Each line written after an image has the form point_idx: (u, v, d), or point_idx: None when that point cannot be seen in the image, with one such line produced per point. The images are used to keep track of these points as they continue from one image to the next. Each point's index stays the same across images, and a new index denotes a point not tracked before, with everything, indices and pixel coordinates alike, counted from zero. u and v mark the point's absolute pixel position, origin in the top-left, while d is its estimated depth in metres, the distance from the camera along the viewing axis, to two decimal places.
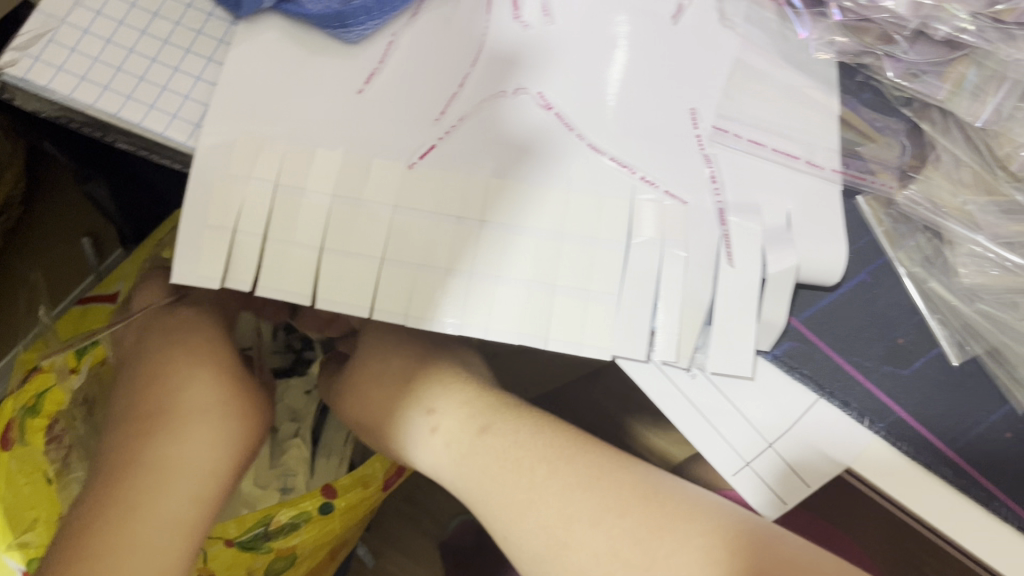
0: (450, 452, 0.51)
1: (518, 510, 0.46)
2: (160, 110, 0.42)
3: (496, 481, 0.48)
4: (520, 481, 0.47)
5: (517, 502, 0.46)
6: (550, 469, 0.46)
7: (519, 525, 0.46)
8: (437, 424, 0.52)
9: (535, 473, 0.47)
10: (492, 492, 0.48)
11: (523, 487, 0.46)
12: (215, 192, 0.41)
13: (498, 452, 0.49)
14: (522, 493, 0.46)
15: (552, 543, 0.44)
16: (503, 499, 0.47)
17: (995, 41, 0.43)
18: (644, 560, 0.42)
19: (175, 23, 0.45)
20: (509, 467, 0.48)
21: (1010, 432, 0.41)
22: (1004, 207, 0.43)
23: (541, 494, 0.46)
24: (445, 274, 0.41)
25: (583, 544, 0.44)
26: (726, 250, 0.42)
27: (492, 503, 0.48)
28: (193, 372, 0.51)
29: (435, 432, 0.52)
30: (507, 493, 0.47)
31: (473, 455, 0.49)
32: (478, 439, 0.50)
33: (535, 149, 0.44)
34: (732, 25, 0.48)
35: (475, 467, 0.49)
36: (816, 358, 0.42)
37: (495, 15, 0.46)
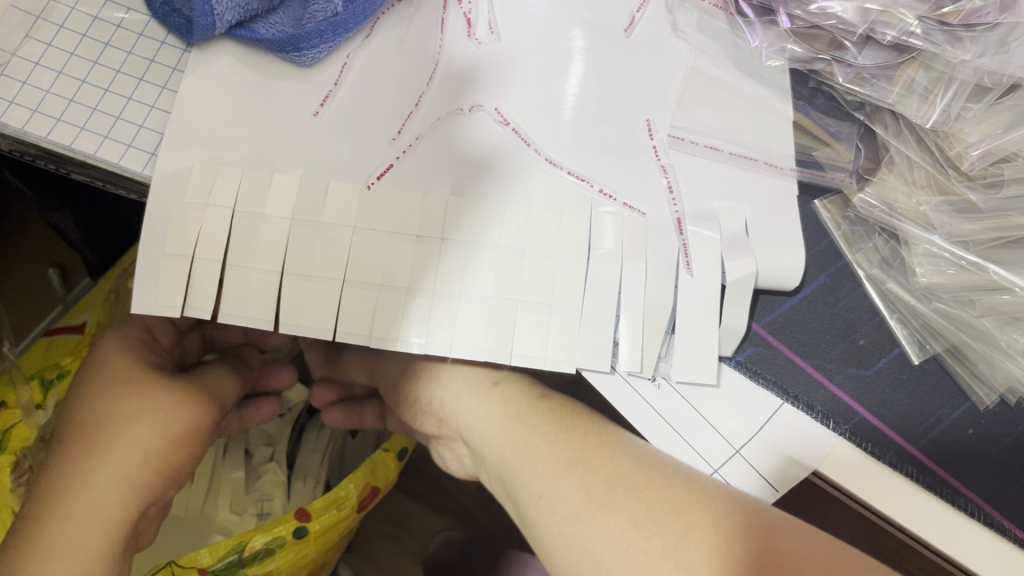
0: (506, 405, 0.45)
1: (560, 467, 0.41)
2: (115, 140, 0.42)
3: (548, 436, 0.43)
4: (569, 440, 0.42)
5: (561, 461, 0.41)
6: (600, 437, 0.42)
7: (557, 481, 0.40)
8: (502, 380, 0.47)
9: (586, 437, 0.42)
10: (541, 445, 0.42)
11: (569, 445, 0.42)
12: (172, 220, 0.41)
13: (551, 415, 0.44)
14: (567, 451, 0.41)
15: (591, 504, 0.38)
16: (549, 452, 0.42)
17: (943, 43, 0.41)
18: (681, 527, 0.36)
19: (127, 51, 0.44)
20: (563, 427, 0.43)
21: (972, 429, 0.43)
22: (957, 206, 0.42)
23: (579, 457, 0.41)
24: (407, 294, 0.41)
25: (622, 507, 0.37)
26: (685, 259, 0.42)
27: (536, 456, 0.42)
28: (137, 390, 0.44)
29: (495, 386, 0.46)
30: (551, 448, 0.42)
31: (528, 413, 0.45)
32: (535, 402, 0.45)
33: (493, 165, 0.44)
34: (685, 36, 0.48)
35: (529, 421, 0.44)
36: (778, 361, 0.43)
37: (448, 34, 0.47)
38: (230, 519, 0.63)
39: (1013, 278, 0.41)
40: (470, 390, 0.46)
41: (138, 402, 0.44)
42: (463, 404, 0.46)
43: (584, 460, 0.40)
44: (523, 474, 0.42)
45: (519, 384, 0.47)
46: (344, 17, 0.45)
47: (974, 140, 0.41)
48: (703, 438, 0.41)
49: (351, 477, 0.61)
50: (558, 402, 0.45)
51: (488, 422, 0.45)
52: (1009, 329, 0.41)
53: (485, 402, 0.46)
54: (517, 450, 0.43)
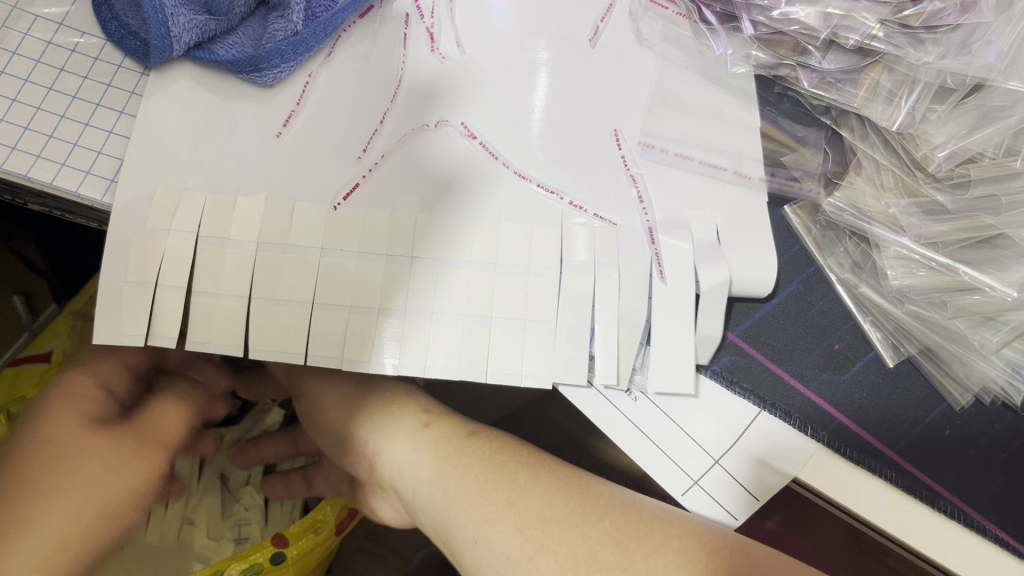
0: (436, 447, 0.47)
1: (493, 508, 0.41)
2: (73, 168, 0.41)
3: (479, 479, 0.43)
4: (499, 479, 0.43)
5: (493, 504, 0.41)
6: (529, 475, 0.43)
7: (491, 524, 0.40)
8: (433, 422, 0.49)
9: (515, 476, 0.43)
10: (472, 488, 0.43)
11: (501, 485, 0.42)
12: (135, 246, 0.40)
13: (483, 453, 0.45)
14: (499, 492, 0.42)
15: (529, 544, 0.39)
16: (479, 495, 0.42)
17: (904, 46, 0.41)
18: (621, 561, 0.36)
19: (83, 76, 0.43)
20: (490, 466, 0.44)
21: (949, 429, 0.43)
22: (925, 208, 0.42)
23: (512, 496, 0.41)
24: (378, 315, 0.40)
25: (560, 545, 0.38)
26: (659, 268, 0.42)
27: (465, 502, 0.42)
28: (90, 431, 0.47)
29: (427, 427, 0.49)
30: (480, 490, 0.42)
31: (459, 453, 0.46)
32: (462, 441, 0.47)
33: (460, 180, 0.43)
34: (650, 45, 0.48)
35: (459, 464, 0.45)
36: (754, 369, 0.43)
37: (412, 50, 0.46)
38: (207, 546, 0.63)
39: (983, 277, 0.41)
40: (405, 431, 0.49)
41: (55, 470, 0.44)
42: (396, 446, 0.49)
43: (516, 500, 0.41)
44: (456, 521, 0.42)
45: (450, 426, 0.49)
46: (305, 35, 0.44)
47: (940, 142, 0.41)
48: (686, 453, 0.42)
49: (326, 501, 0.61)
50: (487, 440, 0.46)
51: (419, 468, 0.47)
52: (982, 329, 0.41)
53: (416, 447, 0.48)
54: (446, 499, 0.43)
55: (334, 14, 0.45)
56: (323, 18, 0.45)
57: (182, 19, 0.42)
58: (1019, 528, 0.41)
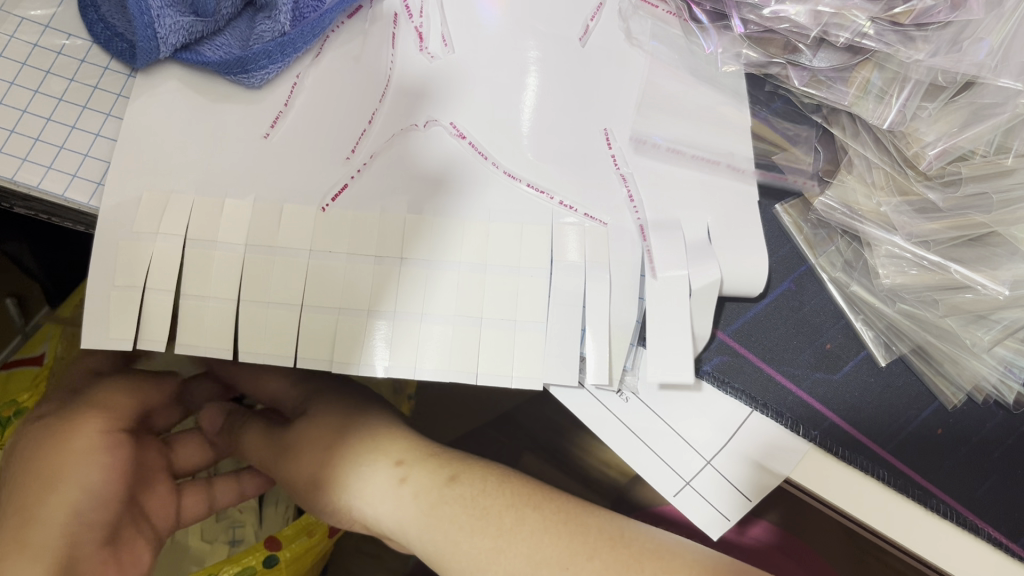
0: (418, 501, 0.47)
1: (485, 560, 0.44)
2: (59, 171, 0.41)
3: (467, 528, 0.45)
4: (485, 527, 0.45)
5: (485, 553, 0.44)
6: (515, 514, 0.45)
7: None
8: (409, 473, 0.49)
9: (502, 519, 0.45)
10: (461, 539, 0.45)
11: (489, 531, 0.45)
12: (121, 251, 0.40)
13: (466, 498, 0.47)
14: (487, 539, 0.44)
15: None
16: (470, 545, 0.44)
17: (896, 44, 0.40)
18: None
19: (69, 79, 0.43)
20: (475, 516, 0.46)
21: (941, 428, 0.42)
22: (917, 206, 0.42)
23: (501, 543, 0.44)
24: (367, 317, 0.40)
25: None
26: (649, 265, 0.42)
27: (459, 553, 0.45)
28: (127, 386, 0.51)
29: (405, 478, 0.49)
30: (470, 540, 0.45)
31: (440, 504, 0.47)
32: (445, 485, 0.48)
33: (449, 180, 0.43)
34: (639, 44, 0.48)
35: (441, 516, 0.46)
36: (746, 369, 0.43)
37: (401, 50, 0.46)
38: (202, 548, 0.63)
39: (975, 276, 0.41)
40: (384, 486, 0.49)
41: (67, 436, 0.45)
42: (377, 505, 0.49)
43: (506, 546, 0.44)
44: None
45: (427, 473, 0.49)
46: (293, 36, 0.44)
47: (931, 139, 0.41)
48: (676, 451, 0.42)
49: None
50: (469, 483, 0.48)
51: (405, 524, 0.47)
52: (974, 327, 0.41)
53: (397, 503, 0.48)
54: (439, 551, 0.46)
55: (321, 15, 0.44)
56: (311, 18, 0.44)
57: (168, 21, 0.41)
58: (1012, 527, 0.41)
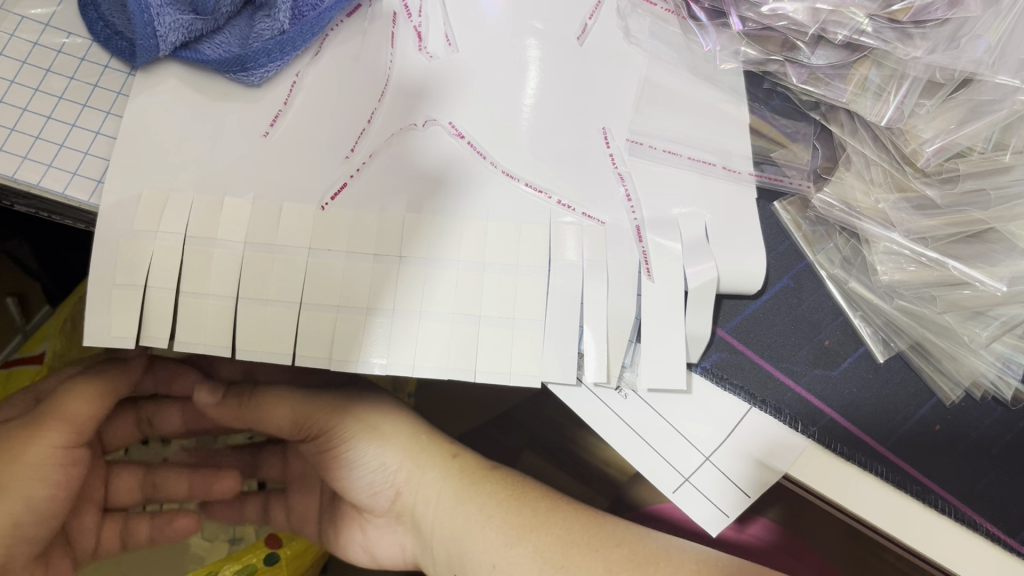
0: (460, 477, 0.50)
1: (515, 532, 0.45)
2: (60, 169, 0.41)
3: (502, 505, 0.47)
4: (520, 508, 0.47)
5: (511, 529, 0.46)
6: (549, 505, 0.47)
7: (513, 547, 0.45)
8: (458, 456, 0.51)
9: (537, 505, 0.47)
10: (494, 514, 0.47)
11: (522, 511, 0.47)
12: (122, 249, 0.40)
13: (504, 484, 0.49)
14: (519, 517, 0.46)
15: (549, 565, 0.44)
16: (502, 519, 0.46)
17: (893, 41, 0.41)
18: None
19: (69, 77, 0.43)
20: (511, 496, 0.48)
21: (939, 424, 0.42)
22: (915, 203, 0.42)
23: (530, 523, 0.46)
24: (366, 314, 0.40)
25: (579, 567, 0.43)
26: (646, 266, 0.42)
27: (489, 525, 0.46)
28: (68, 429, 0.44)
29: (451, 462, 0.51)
30: (503, 515, 0.47)
31: (481, 482, 0.49)
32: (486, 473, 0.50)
33: (449, 178, 0.43)
34: (638, 42, 0.48)
35: (481, 492, 0.48)
36: (744, 367, 0.43)
37: (400, 48, 0.46)
38: (203, 547, 0.63)
39: (973, 272, 0.41)
40: (431, 463, 0.51)
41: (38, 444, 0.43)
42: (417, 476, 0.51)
43: (539, 524, 0.46)
44: (476, 545, 0.46)
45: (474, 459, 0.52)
46: (292, 34, 0.44)
47: (928, 137, 0.41)
48: (675, 448, 0.42)
49: None
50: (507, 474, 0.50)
51: (441, 497, 0.49)
52: (972, 324, 0.41)
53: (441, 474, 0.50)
54: (468, 523, 0.47)
55: (320, 13, 0.45)
56: (310, 16, 0.45)
57: (168, 19, 0.41)
58: (1010, 522, 0.41)
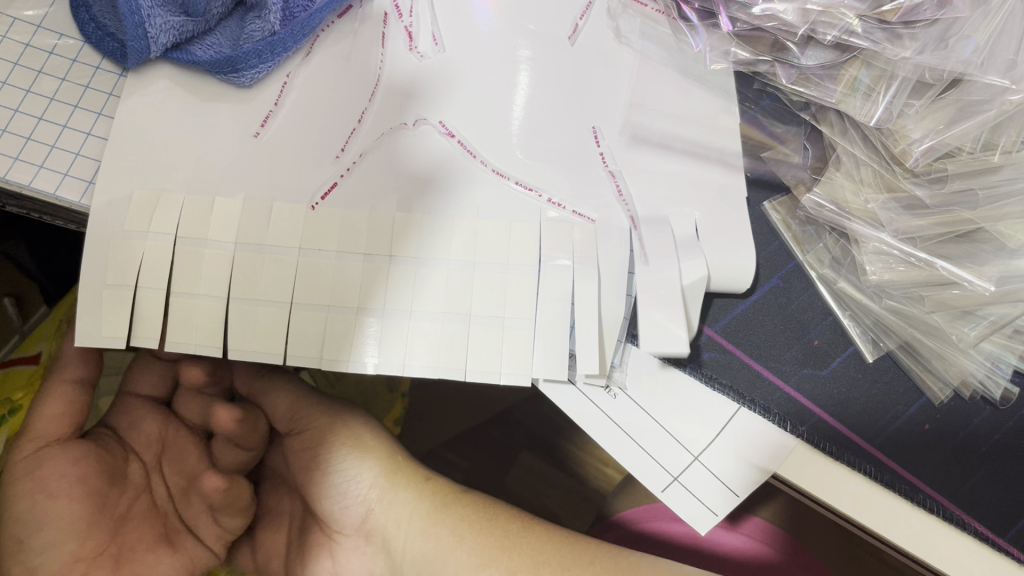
0: (431, 500, 0.50)
1: (485, 554, 0.46)
2: (51, 170, 0.41)
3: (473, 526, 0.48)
4: (492, 528, 0.48)
5: (488, 549, 0.47)
6: (522, 524, 0.48)
7: (483, 569, 0.46)
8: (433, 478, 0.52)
9: (508, 524, 0.48)
10: (465, 536, 0.48)
11: (494, 532, 0.47)
12: (113, 250, 0.40)
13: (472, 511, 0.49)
14: (491, 539, 0.47)
15: None
16: (471, 543, 0.47)
17: (883, 41, 0.41)
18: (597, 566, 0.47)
19: (61, 79, 0.43)
20: (482, 519, 0.49)
21: (928, 424, 0.42)
22: (904, 203, 0.42)
23: (504, 543, 0.47)
24: (356, 314, 0.40)
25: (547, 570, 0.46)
26: (641, 250, 0.43)
27: (459, 547, 0.47)
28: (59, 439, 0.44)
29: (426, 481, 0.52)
30: (475, 537, 0.47)
31: (450, 507, 0.49)
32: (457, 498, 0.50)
33: (438, 178, 0.43)
34: (629, 42, 0.48)
35: (454, 514, 0.49)
36: (734, 366, 0.43)
37: (390, 49, 0.46)
38: None
39: (960, 272, 0.41)
40: (403, 484, 0.51)
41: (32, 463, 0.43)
42: (392, 498, 0.51)
43: (510, 548, 0.47)
44: (443, 572, 0.47)
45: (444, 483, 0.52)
46: (283, 35, 0.44)
47: (917, 136, 0.41)
48: (664, 447, 0.42)
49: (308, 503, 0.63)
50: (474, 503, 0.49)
51: (413, 521, 0.49)
52: (960, 323, 0.42)
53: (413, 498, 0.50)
54: (439, 548, 0.47)
55: (311, 14, 0.45)
56: (301, 17, 0.45)
57: (159, 21, 0.42)
58: (998, 520, 0.41)
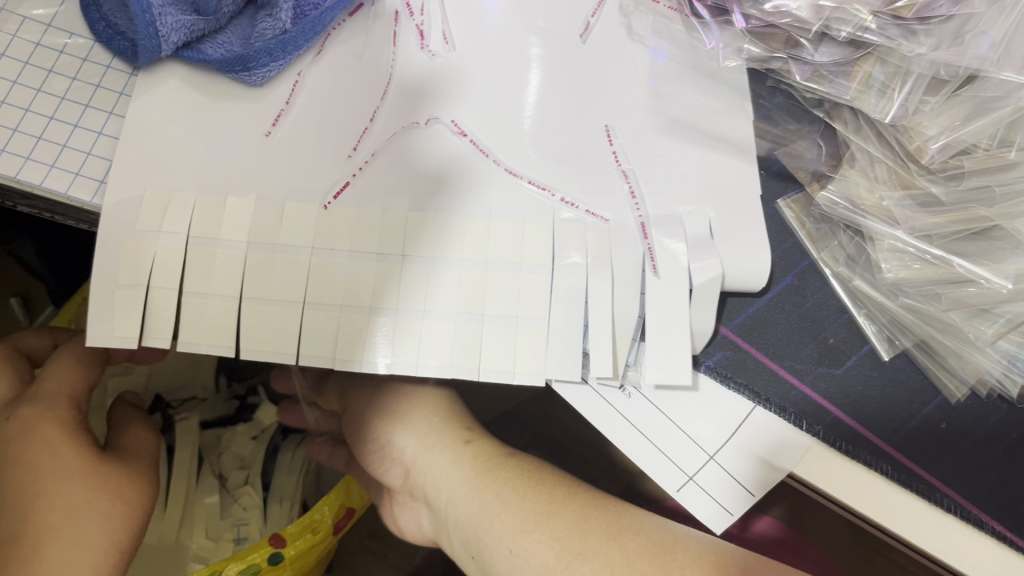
0: (476, 462, 0.50)
1: (530, 521, 0.45)
2: (62, 169, 0.41)
3: (518, 491, 0.47)
4: (538, 494, 0.46)
5: (530, 517, 0.45)
6: (564, 494, 0.46)
7: (528, 535, 0.44)
8: (474, 439, 0.52)
9: (552, 493, 0.46)
10: (510, 501, 0.46)
11: (537, 499, 0.46)
12: (124, 249, 0.40)
13: (521, 469, 0.49)
14: (535, 506, 0.45)
15: (565, 554, 0.42)
16: (518, 507, 0.46)
17: (898, 38, 0.40)
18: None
19: (72, 78, 0.43)
20: (527, 482, 0.48)
21: (945, 423, 0.42)
22: (919, 200, 0.42)
23: (549, 510, 0.45)
24: (370, 314, 0.40)
25: (595, 555, 0.42)
26: (651, 263, 0.42)
27: (507, 509, 0.46)
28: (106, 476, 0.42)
29: (469, 443, 0.52)
30: (520, 503, 0.46)
31: (495, 468, 0.49)
32: (502, 459, 0.50)
33: (450, 176, 0.43)
34: (641, 39, 0.48)
35: (498, 477, 0.48)
36: (749, 366, 0.43)
37: (401, 47, 0.46)
38: (205, 547, 0.63)
39: (978, 269, 0.41)
40: (445, 445, 0.52)
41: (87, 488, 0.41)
42: (434, 458, 0.51)
43: (552, 514, 0.44)
44: (492, 533, 0.45)
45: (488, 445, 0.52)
46: (294, 33, 0.44)
47: (933, 134, 0.41)
48: (680, 447, 0.42)
49: (324, 501, 0.63)
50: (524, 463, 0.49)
51: (457, 477, 0.49)
52: (978, 321, 0.41)
53: (455, 459, 0.51)
54: (484, 511, 0.47)
55: (323, 12, 0.45)
56: (312, 16, 0.44)
57: (169, 19, 0.41)
58: (1017, 521, 0.40)
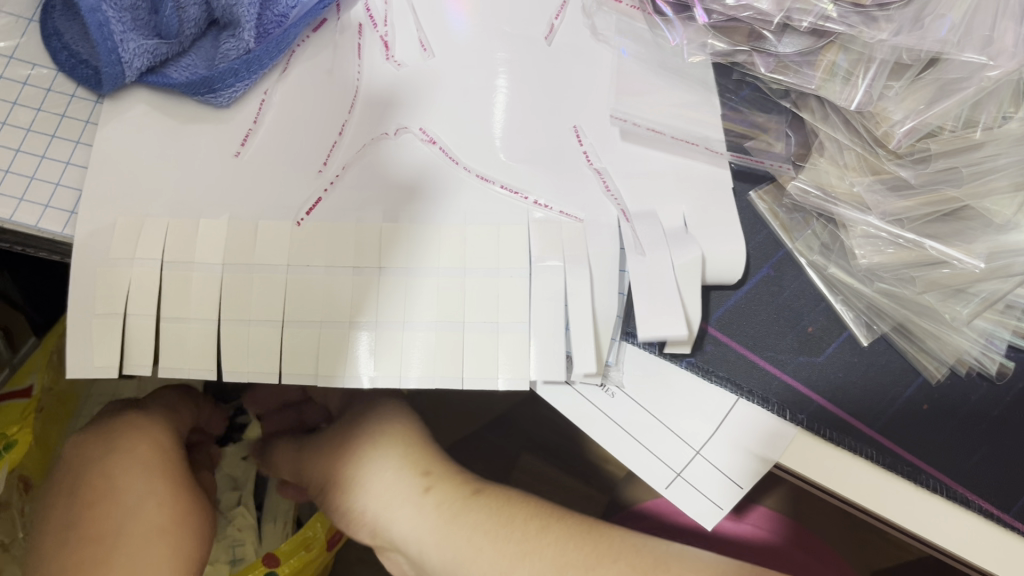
0: (438, 510, 0.49)
1: (507, 563, 0.46)
2: (32, 202, 0.41)
3: (489, 536, 0.47)
4: (509, 533, 0.48)
5: (508, 556, 0.46)
6: (538, 526, 0.48)
7: None
8: (433, 485, 0.51)
9: (527, 527, 0.48)
10: (483, 546, 0.47)
11: (510, 540, 0.47)
12: (99, 277, 0.40)
13: (490, 511, 0.49)
14: (509, 545, 0.47)
15: None
16: (492, 552, 0.47)
17: (859, 25, 0.41)
18: None
19: (37, 109, 0.43)
20: (497, 524, 0.48)
21: (927, 403, 0.42)
22: (889, 184, 0.42)
23: (526, 547, 0.47)
24: (349, 328, 0.40)
25: None
26: (634, 238, 0.42)
27: (479, 559, 0.47)
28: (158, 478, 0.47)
29: (428, 490, 0.50)
30: (493, 546, 0.47)
31: (460, 514, 0.49)
32: (465, 500, 0.50)
33: (422, 186, 0.43)
34: (606, 40, 0.48)
35: (466, 524, 0.48)
36: (729, 358, 0.43)
37: (367, 60, 0.46)
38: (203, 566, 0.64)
39: (950, 251, 0.41)
40: (403, 498, 0.50)
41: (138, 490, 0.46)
42: (396, 514, 0.50)
43: (529, 552, 0.46)
44: None
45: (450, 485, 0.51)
46: (258, 52, 0.44)
47: (899, 118, 0.41)
48: (664, 444, 0.42)
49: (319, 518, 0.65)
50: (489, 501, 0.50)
51: (423, 532, 0.49)
52: (953, 301, 0.42)
53: (418, 510, 0.50)
54: (459, 558, 0.47)
55: (285, 29, 0.45)
56: (275, 34, 0.45)
57: (132, 45, 0.41)
58: (1001, 497, 0.41)
